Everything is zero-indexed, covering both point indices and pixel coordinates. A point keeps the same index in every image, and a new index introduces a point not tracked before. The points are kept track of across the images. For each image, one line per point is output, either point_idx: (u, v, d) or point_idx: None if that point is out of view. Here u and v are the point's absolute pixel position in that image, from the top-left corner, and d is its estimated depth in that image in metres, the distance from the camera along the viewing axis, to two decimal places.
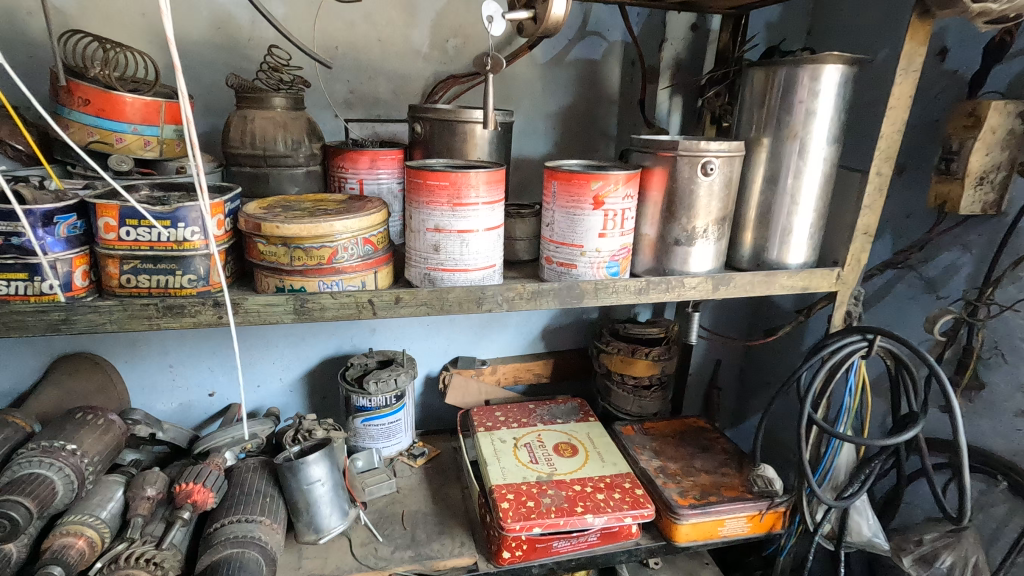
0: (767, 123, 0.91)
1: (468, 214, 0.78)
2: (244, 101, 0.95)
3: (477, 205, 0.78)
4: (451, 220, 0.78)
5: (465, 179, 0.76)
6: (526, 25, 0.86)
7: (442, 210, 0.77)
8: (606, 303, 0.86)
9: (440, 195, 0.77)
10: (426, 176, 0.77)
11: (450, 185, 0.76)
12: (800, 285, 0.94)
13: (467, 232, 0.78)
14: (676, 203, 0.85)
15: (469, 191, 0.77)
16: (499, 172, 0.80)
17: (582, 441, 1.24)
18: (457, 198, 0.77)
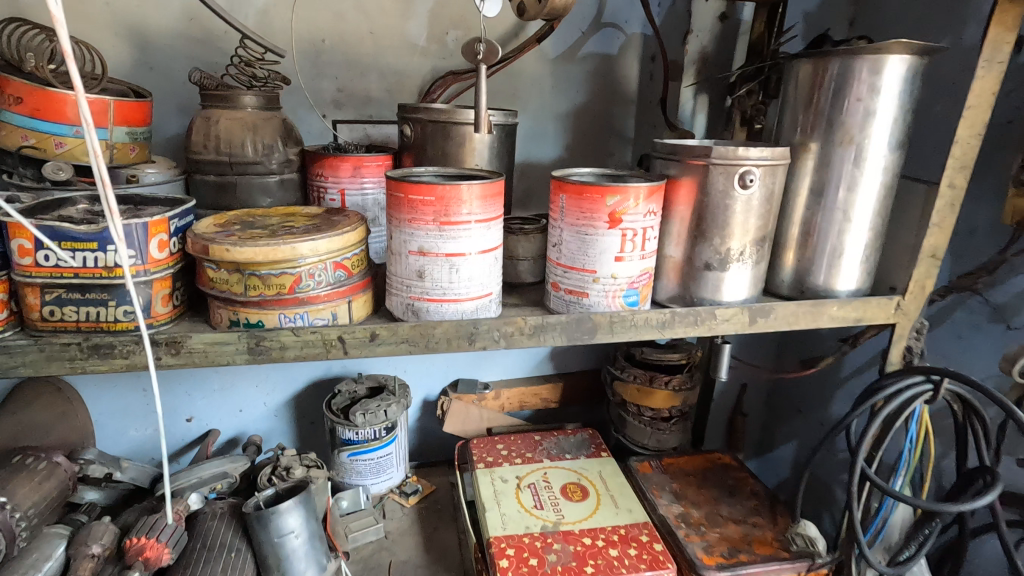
0: (817, 125, 0.77)
1: (459, 235, 0.65)
2: (208, 99, 0.83)
3: (470, 224, 0.65)
4: (439, 242, 0.65)
5: (454, 192, 0.63)
6: (528, 3, 0.73)
7: (427, 229, 0.65)
8: (623, 339, 0.73)
9: (424, 212, 0.64)
10: (407, 189, 0.64)
11: (436, 200, 0.63)
12: (852, 316, 0.79)
13: (457, 256, 0.65)
14: (707, 221, 0.72)
15: (460, 208, 0.64)
16: (497, 184, 0.67)
17: (593, 481, 1.10)
18: (445, 216, 0.64)
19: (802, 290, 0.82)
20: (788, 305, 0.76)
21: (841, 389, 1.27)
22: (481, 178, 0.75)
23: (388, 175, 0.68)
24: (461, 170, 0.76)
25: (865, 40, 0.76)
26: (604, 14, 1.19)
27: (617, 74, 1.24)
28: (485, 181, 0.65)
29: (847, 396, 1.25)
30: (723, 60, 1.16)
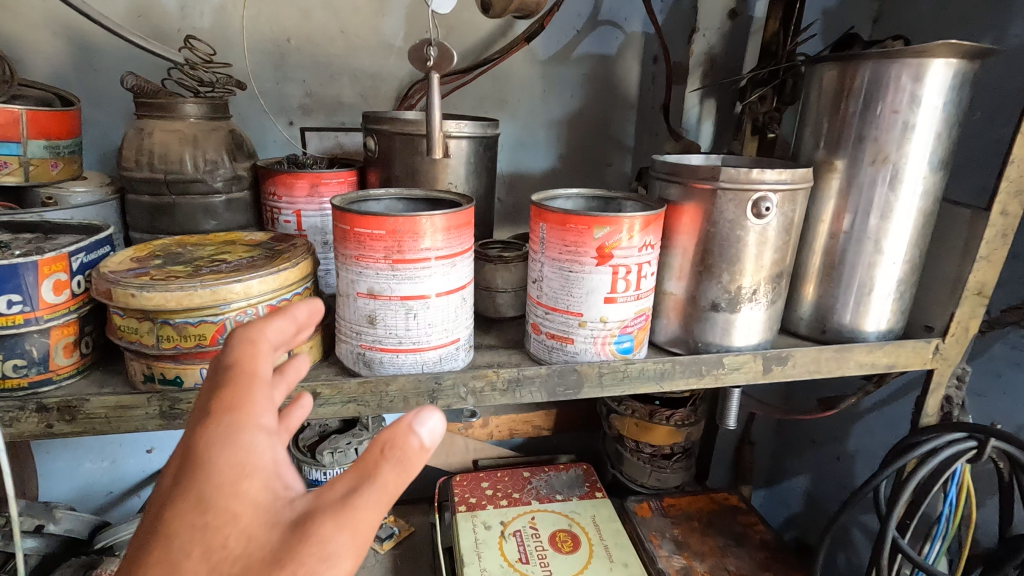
0: (845, 141, 0.66)
1: (416, 275, 0.54)
2: (142, 108, 0.72)
3: (430, 262, 0.54)
4: (392, 282, 0.54)
5: (410, 224, 0.53)
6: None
7: (378, 268, 0.54)
8: (613, 393, 0.62)
9: (374, 247, 0.54)
10: (353, 220, 0.54)
11: (388, 233, 0.53)
12: (884, 361, 0.68)
13: (414, 299, 0.55)
14: (714, 254, 0.61)
15: (416, 243, 0.53)
16: (464, 213, 0.56)
17: (585, 527, 0.99)
18: (399, 252, 0.53)
19: (823, 328, 0.71)
20: (808, 351, 0.65)
21: (860, 423, 1.16)
22: (451, 203, 0.64)
23: (335, 202, 0.57)
24: (426, 193, 0.66)
25: (901, 41, 0.65)
26: (601, 11, 1.08)
27: (616, 76, 1.13)
28: (449, 211, 0.54)
29: (867, 430, 1.13)
30: (733, 62, 1.04)
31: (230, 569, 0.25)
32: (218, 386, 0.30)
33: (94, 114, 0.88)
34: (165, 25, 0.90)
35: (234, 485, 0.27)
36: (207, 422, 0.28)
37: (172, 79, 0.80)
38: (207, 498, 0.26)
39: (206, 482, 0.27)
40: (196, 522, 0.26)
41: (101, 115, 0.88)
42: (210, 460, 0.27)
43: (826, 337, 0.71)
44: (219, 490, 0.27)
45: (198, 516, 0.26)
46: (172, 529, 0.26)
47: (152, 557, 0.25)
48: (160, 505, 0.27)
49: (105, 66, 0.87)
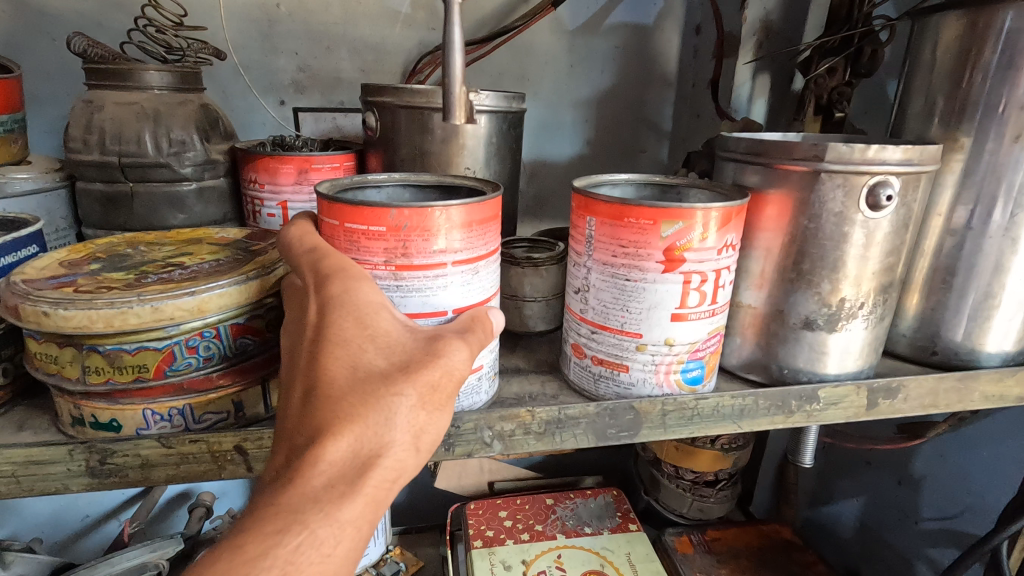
0: (971, 111, 0.51)
1: (426, 287, 0.41)
2: (93, 76, 0.59)
3: (446, 268, 0.41)
4: (394, 296, 0.41)
5: (418, 218, 0.39)
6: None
7: (376, 276, 0.41)
8: (678, 435, 0.49)
9: (369, 249, 0.40)
10: (344, 213, 0.40)
11: (389, 230, 0.40)
12: (1013, 392, 0.56)
13: (424, 318, 0.42)
14: (810, 257, 0.47)
15: (427, 244, 0.40)
16: (491, 202, 0.43)
17: (619, 567, 0.86)
18: (404, 255, 0.40)
19: (932, 348, 0.57)
20: (923, 380, 0.53)
21: (927, 444, 0.98)
22: (471, 191, 0.51)
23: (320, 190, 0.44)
24: (439, 177, 0.52)
25: None
26: None
27: (653, 50, 0.99)
28: (471, 200, 0.41)
29: (938, 453, 0.96)
30: (794, 32, 0.90)
31: (401, 357, 0.35)
32: (330, 258, 0.38)
33: (51, 89, 0.75)
34: None
35: (378, 311, 0.36)
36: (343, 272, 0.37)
37: (133, 44, 0.67)
38: (365, 317, 0.35)
39: (357, 306, 0.36)
40: (364, 333, 0.35)
41: (59, 91, 0.75)
42: (357, 294, 0.36)
43: (936, 359, 0.57)
44: (368, 314, 0.36)
45: (360, 328, 0.35)
46: (344, 338, 0.34)
47: (333, 357, 0.34)
48: (321, 329, 0.35)
49: (62, 33, 0.74)
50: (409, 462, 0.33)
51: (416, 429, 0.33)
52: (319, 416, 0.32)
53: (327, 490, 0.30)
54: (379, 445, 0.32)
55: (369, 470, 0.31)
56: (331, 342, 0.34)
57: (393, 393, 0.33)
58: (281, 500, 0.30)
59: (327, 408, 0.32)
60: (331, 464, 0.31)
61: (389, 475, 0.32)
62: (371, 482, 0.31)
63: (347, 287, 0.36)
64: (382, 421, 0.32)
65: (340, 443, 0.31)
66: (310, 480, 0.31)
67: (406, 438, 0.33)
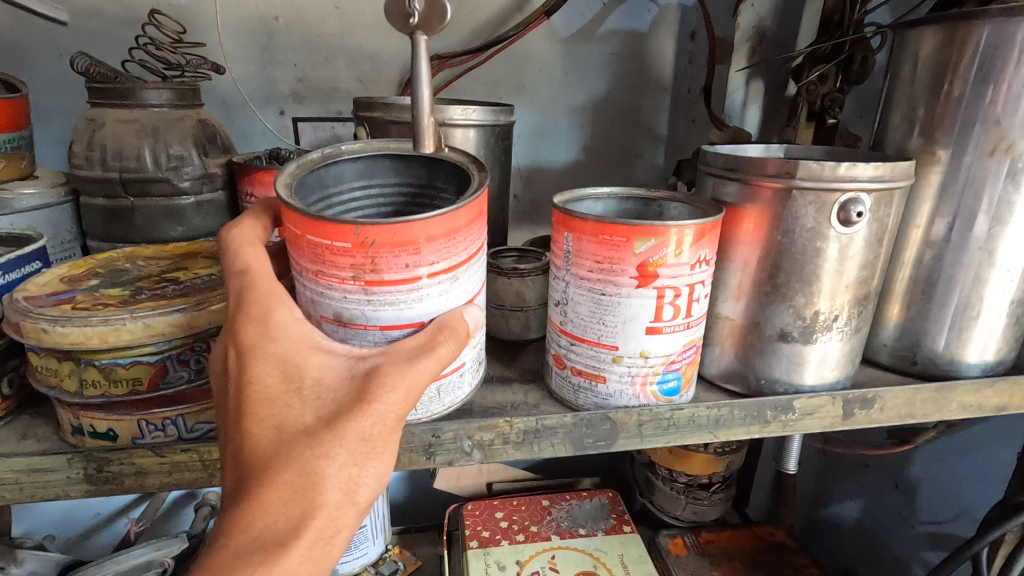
0: (949, 125, 0.52)
1: (398, 299, 0.43)
2: (95, 95, 0.62)
3: (420, 280, 0.42)
4: (366, 309, 0.43)
5: (385, 234, 0.40)
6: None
7: (347, 290, 0.42)
8: (655, 444, 0.50)
9: (340, 266, 0.41)
10: (309, 227, 0.41)
11: (355, 247, 0.40)
12: (993, 402, 0.56)
13: (398, 329, 0.43)
14: (784, 270, 0.48)
15: (396, 258, 0.41)
16: (465, 207, 0.43)
17: (612, 570, 0.87)
18: (373, 272, 0.41)
19: (912, 357, 0.58)
20: (899, 391, 0.54)
21: (924, 447, 0.98)
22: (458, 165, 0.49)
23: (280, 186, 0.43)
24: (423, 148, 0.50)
25: None
26: None
27: (648, 55, 0.99)
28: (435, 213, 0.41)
29: (934, 456, 0.96)
30: (787, 37, 0.91)
31: (327, 409, 0.37)
32: (256, 297, 0.40)
33: (59, 103, 0.78)
34: None
35: (302, 361, 0.38)
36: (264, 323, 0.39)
37: (135, 61, 0.69)
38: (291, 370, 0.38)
39: (280, 358, 0.38)
40: (288, 389, 0.37)
41: (66, 104, 0.78)
42: (280, 347, 0.39)
43: (916, 369, 0.58)
44: (293, 367, 0.38)
45: (285, 384, 0.37)
46: (270, 395, 0.37)
47: (259, 417, 0.36)
48: (246, 383, 0.37)
49: (68, 47, 0.76)
50: (345, 513, 0.36)
51: (348, 482, 0.36)
52: (250, 475, 0.35)
53: (261, 553, 0.34)
54: (309, 504, 0.35)
55: (302, 529, 0.35)
56: (255, 401, 0.37)
57: (322, 451, 0.35)
58: (219, 560, 0.34)
59: (256, 469, 0.35)
60: (263, 527, 0.34)
61: (324, 529, 0.36)
62: (305, 541, 0.35)
63: (270, 340, 0.39)
64: (308, 481, 0.35)
65: (269, 506, 0.35)
66: (243, 542, 0.34)
67: (337, 493, 0.36)
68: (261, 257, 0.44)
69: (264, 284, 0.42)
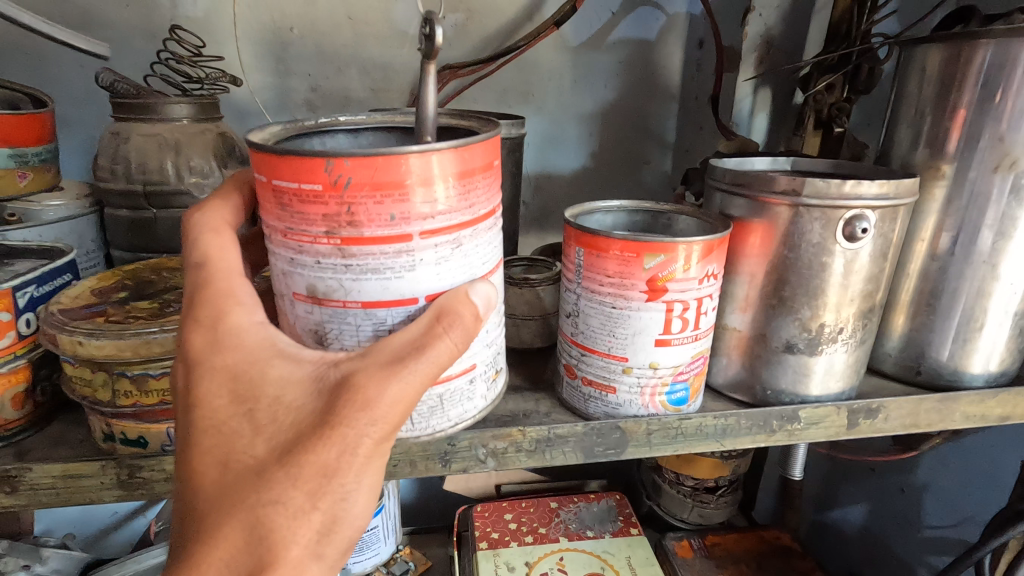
0: (953, 141, 0.53)
1: (383, 265, 0.37)
2: (120, 110, 0.64)
3: (411, 240, 0.37)
4: (346, 279, 0.38)
5: (362, 171, 0.35)
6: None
7: (324, 250, 0.37)
8: (664, 453, 0.52)
9: (313, 216, 0.36)
10: (275, 169, 0.37)
11: (327, 188, 0.35)
12: (996, 412, 0.57)
13: (385, 301, 0.38)
14: (790, 284, 0.49)
15: (379, 207, 0.36)
16: (459, 152, 0.37)
17: (620, 572, 0.89)
18: (352, 223, 0.36)
19: (917, 367, 0.59)
20: (903, 402, 0.55)
21: (930, 453, 0.99)
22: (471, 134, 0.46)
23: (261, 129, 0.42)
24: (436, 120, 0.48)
25: None
26: None
27: (656, 63, 1.00)
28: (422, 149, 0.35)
29: (939, 462, 0.97)
30: (794, 46, 0.92)
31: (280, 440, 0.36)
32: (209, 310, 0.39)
33: (82, 115, 0.80)
34: (153, 13, 0.81)
35: (256, 384, 0.37)
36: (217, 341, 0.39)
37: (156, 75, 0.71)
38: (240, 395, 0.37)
39: (229, 378, 0.37)
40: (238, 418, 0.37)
41: (89, 116, 0.80)
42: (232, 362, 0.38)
43: (921, 379, 0.59)
44: (244, 392, 0.37)
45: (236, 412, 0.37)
46: (222, 423, 0.37)
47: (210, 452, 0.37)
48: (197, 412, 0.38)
49: (91, 61, 0.79)
50: (305, 558, 0.37)
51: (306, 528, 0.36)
52: (202, 514, 0.36)
53: None
54: (263, 551, 0.36)
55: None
56: (209, 428, 0.37)
57: (270, 498, 0.36)
58: None
59: (209, 505, 0.36)
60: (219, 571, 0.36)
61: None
62: None
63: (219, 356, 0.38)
64: (259, 525, 0.35)
65: (223, 549, 0.36)
66: None
67: (293, 540, 0.36)
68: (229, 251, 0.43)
69: (219, 281, 0.41)
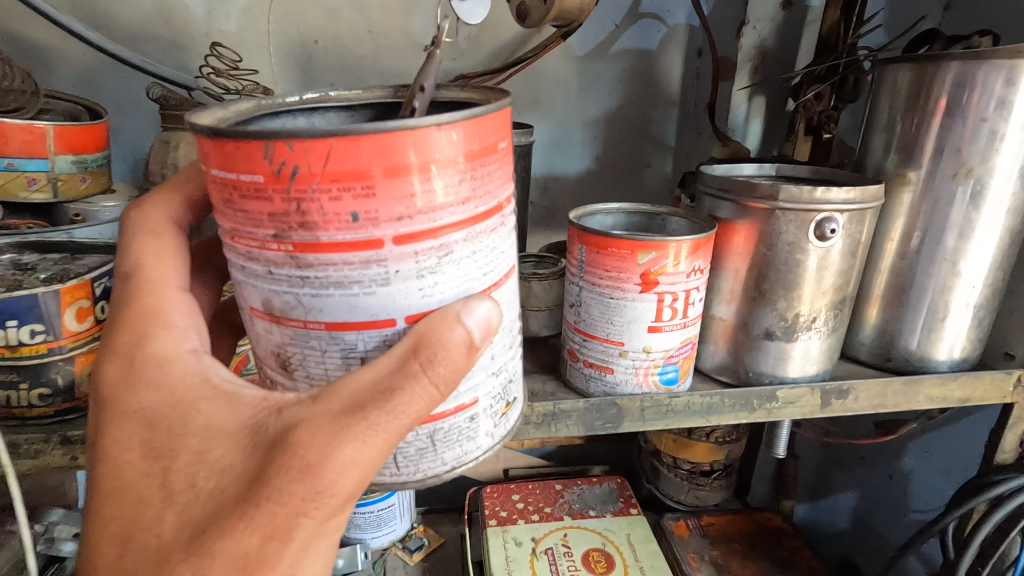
0: (919, 152, 0.59)
1: (346, 278, 0.34)
2: (169, 121, 0.71)
3: (381, 246, 0.33)
4: (305, 295, 0.35)
5: (309, 160, 0.32)
6: (531, 5, 0.61)
7: (278, 257, 0.35)
8: (656, 427, 0.58)
9: (262, 217, 0.34)
10: (224, 163, 0.34)
11: (272, 184, 0.32)
12: (956, 394, 0.63)
13: (350, 318, 0.35)
14: (769, 279, 0.56)
15: (335, 204, 0.32)
16: (428, 133, 0.32)
17: (620, 548, 0.95)
18: (304, 227, 0.33)
19: (888, 355, 0.65)
20: (871, 384, 0.61)
21: (916, 440, 1.05)
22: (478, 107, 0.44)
23: (217, 110, 0.40)
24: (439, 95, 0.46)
25: (988, 37, 0.58)
26: (642, 3, 1.02)
27: (657, 71, 1.06)
28: (384, 127, 0.31)
29: (924, 449, 1.03)
30: (787, 56, 0.98)
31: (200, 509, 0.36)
32: (131, 341, 0.40)
33: (127, 122, 0.87)
34: (190, 28, 0.88)
35: (177, 437, 0.37)
36: (133, 385, 0.39)
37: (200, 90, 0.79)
38: (156, 456, 0.37)
39: (146, 420, 0.38)
40: (153, 483, 0.37)
41: (131, 123, 0.87)
42: (146, 411, 0.38)
43: (891, 365, 0.65)
44: (164, 437, 0.38)
45: (156, 465, 0.38)
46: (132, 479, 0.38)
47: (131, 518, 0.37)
48: (117, 475, 0.38)
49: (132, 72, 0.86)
50: None
51: None
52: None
53: None
54: None
55: None
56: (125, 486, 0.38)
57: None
58: None
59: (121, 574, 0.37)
60: None
61: None
62: None
63: (135, 403, 0.39)
64: None
65: None
66: None
67: None
68: (158, 260, 0.44)
69: (151, 301, 0.42)
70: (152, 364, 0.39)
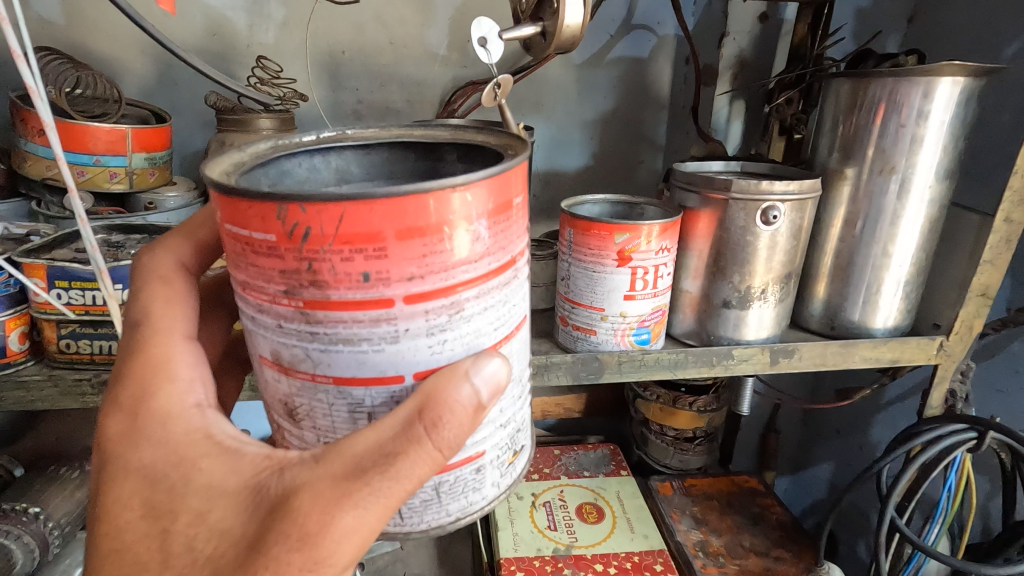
0: (856, 153, 0.70)
1: (356, 335, 0.37)
2: (223, 124, 0.84)
3: (391, 304, 0.36)
4: (315, 349, 0.38)
5: (323, 224, 0.34)
6: (536, 44, 0.74)
7: (290, 312, 0.38)
8: (631, 378, 0.70)
9: (274, 275, 0.37)
10: (237, 220, 0.37)
11: (284, 243, 0.35)
12: (887, 356, 0.74)
13: (360, 370, 0.38)
14: (726, 257, 0.67)
15: (346, 266, 0.35)
16: (439, 199, 0.35)
17: (610, 501, 1.08)
18: (316, 285, 0.36)
19: (832, 324, 0.77)
20: (814, 345, 0.73)
21: (882, 414, 1.15)
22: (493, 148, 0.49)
23: (236, 156, 0.44)
24: (454, 134, 0.51)
25: (914, 56, 0.69)
26: (635, 15, 1.13)
27: (648, 77, 1.17)
28: (397, 192, 0.34)
29: (888, 421, 1.13)
30: (763, 64, 1.09)
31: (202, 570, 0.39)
32: (138, 394, 0.43)
33: (178, 125, 1.00)
34: (235, 42, 1.00)
35: (179, 495, 0.40)
36: (136, 439, 0.42)
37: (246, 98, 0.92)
38: (157, 516, 0.40)
39: (150, 479, 0.41)
40: (152, 545, 0.40)
41: (182, 125, 1.00)
42: (147, 469, 0.41)
43: (835, 332, 0.77)
44: (166, 499, 0.40)
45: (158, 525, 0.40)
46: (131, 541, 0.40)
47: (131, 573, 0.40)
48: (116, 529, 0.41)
49: (183, 80, 0.98)
50: None
51: None
52: None
53: None
54: None
55: None
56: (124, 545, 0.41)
57: None
58: None
59: None
60: None
61: None
62: None
63: (137, 459, 0.41)
64: None
65: None
66: None
67: None
68: (166, 310, 0.48)
69: (158, 354, 0.45)
70: (157, 419, 0.42)
